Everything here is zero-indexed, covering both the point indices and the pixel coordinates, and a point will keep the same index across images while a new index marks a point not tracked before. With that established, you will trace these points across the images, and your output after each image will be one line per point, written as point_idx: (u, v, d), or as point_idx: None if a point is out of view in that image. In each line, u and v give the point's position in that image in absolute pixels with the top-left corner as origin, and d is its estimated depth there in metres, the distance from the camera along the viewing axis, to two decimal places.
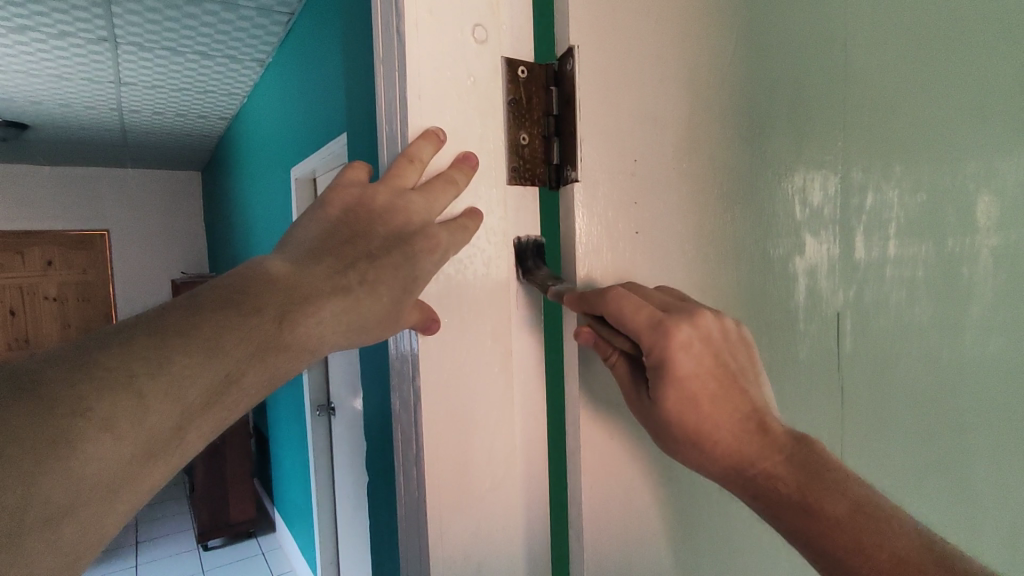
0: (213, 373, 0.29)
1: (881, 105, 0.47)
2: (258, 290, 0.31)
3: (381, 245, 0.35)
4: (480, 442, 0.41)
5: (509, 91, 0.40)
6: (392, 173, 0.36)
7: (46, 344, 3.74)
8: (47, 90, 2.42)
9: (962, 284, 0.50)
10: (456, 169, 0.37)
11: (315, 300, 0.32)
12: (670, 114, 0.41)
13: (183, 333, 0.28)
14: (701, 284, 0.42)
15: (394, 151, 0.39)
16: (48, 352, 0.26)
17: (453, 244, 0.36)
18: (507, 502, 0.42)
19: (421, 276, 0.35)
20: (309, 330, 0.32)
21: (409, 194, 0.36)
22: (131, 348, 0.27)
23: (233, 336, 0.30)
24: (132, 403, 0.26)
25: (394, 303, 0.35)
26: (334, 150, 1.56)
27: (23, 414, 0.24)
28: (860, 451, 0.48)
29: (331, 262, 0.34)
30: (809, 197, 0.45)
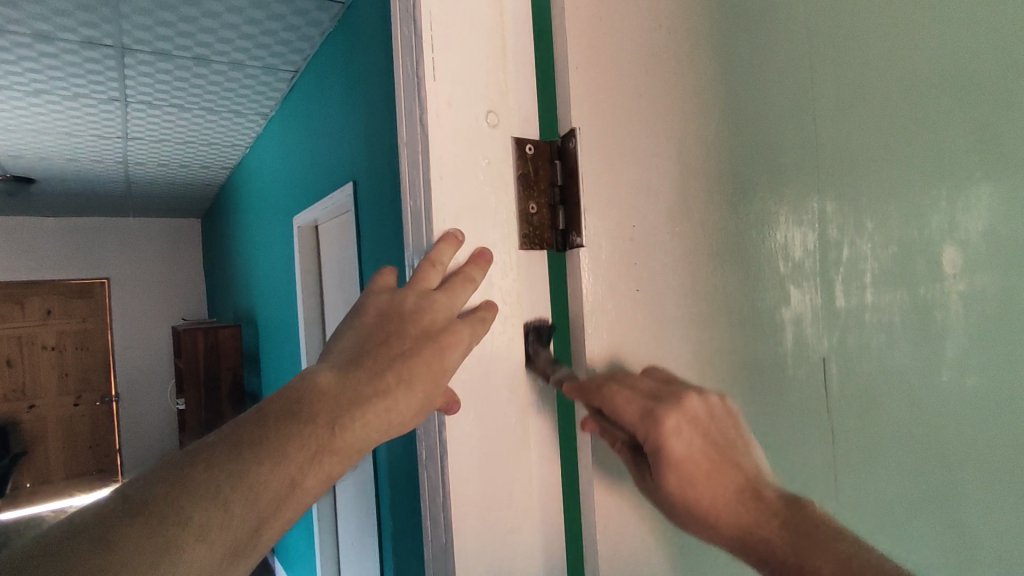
0: (280, 480, 0.33)
1: (851, 167, 0.52)
2: (309, 400, 0.36)
3: (413, 344, 0.39)
4: (501, 496, 0.44)
5: (518, 167, 0.45)
6: (417, 277, 0.40)
7: (44, 397, 3.73)
8: (56, 147, 2.49)
9: (936, 326, 0.55)
10: (474, 265, 0.42)
11: (358, 402, 0.37)
12: (662, 183, 0.46)
13: (252, 448, 0.33)
14: (697, 334, 0.46)
15: (421, 238, 0.44)
16: (149, 471, 0.32)
17: (475, 337, 0.40)
18: (528, 549, 0.45)
19: (448, 367, 0.39)
20: (357, 431, 0.36)
21: (433, 293, 0.40)
22: (215, 464, 0.32)
23: (292, 446, 0.34)
24: (217, 511, 0.31)
25: (427, 398, 0.38)
26: (339, 201, 1.62)
27: (133, 530, 0.29)
28: (852, 486, 0.51)
29: (369, 365, 0.38)
30: (791, 252, 0.50)
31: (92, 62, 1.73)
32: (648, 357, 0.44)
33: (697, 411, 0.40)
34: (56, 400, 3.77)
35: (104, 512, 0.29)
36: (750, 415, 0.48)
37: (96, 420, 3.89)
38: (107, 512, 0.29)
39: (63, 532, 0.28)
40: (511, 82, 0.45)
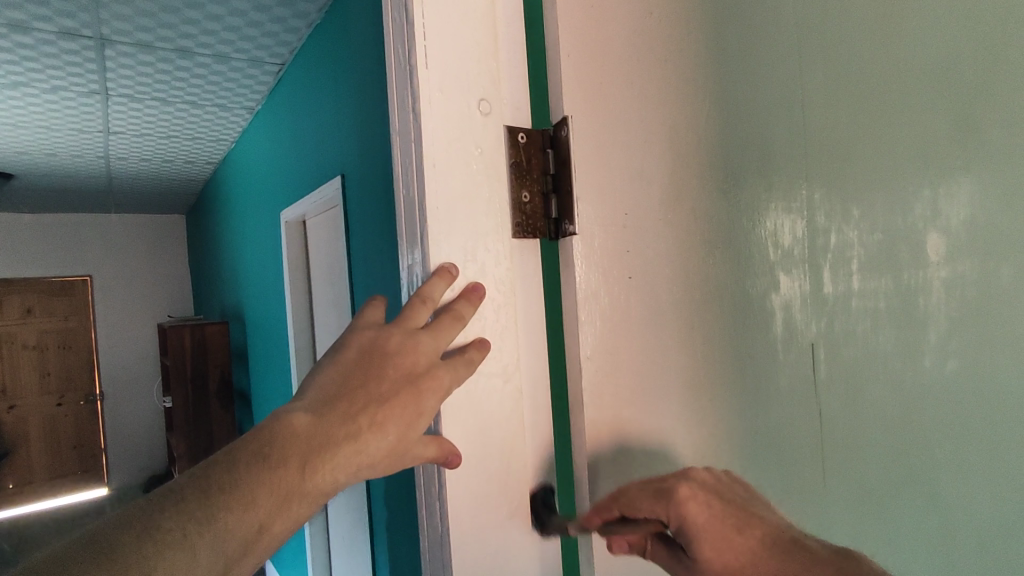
0: (248, 524, 0.34)
1: (838, 155, 0.53)
2: (282, 443, 0.36)
3: (389, 388, 0.39)
4: (494, 498, 0.44)
5: (511, 154, 0.45)
6: (406, 314, 0.41)
7: (25, 396, 3.65)
8: (35, 141, 2.45)
9: (920, 311, 0.56)
10: (464, 302, 0.42)
11: (329, 446, 0.37)
12: (654, 171, 0.46)
13: (221, 493, 0.34)
14: (688, 320, 0.47)
15: (414, 231, 0.44)
16: (118, 514, 0.32)
17: (455, 382, 0.40)
18: (521, 547, 0.45)
19: (424, 412, 0.39)
20: (326, 474, 0.37)
21: (418, 333, 0.40)
22: (183, 512, 0.32)
23: (262, 491, 0.35)
24: (183, 561, 0.31)
25: (400, 439, 0.39)
26: (326, 195, 1.60)
27: None
28: (839, 467, 0.53)
29: (345, 408, 0.38)
30: (780, 240, 0.50)
31: (72, 54, 1.70)
32: (640, 342, 0.45)
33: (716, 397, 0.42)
34: (38, 399, 3.70)
35: (72, 556, 0.30)
36: (740, 398, 0.49)
37: (79, 419, 3.84)
38: (73, 557, 0.30)
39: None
40: (503, 71, 0.45)
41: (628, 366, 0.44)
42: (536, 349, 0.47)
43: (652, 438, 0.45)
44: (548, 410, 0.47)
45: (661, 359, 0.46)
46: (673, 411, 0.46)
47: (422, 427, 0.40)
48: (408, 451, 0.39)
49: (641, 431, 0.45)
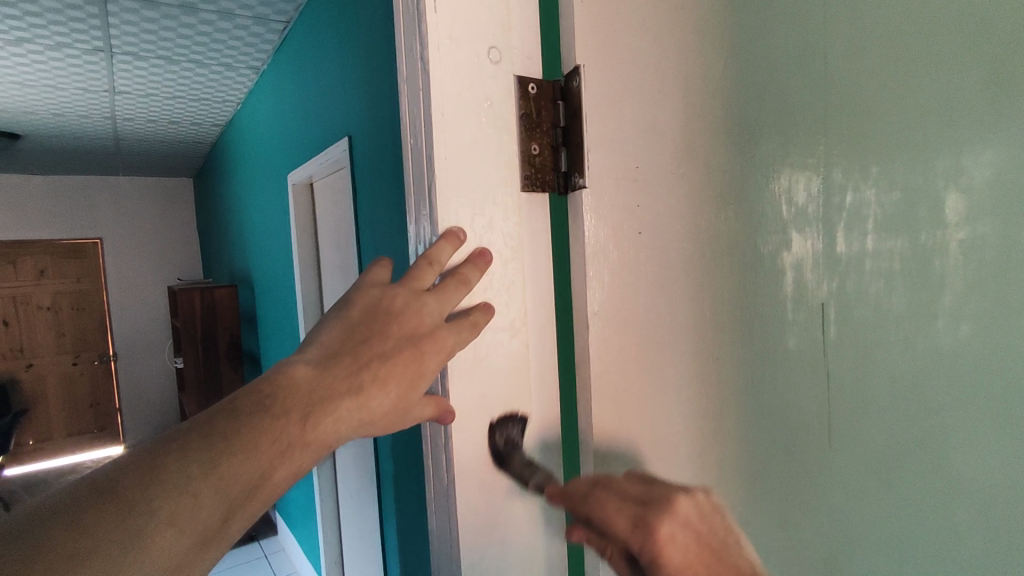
0: (252, 469, 0.34)
1: (859, 110, 0.51)
2: (284, 395, 0.36)
3: (393, 346, 0.39)
4: (504, 453, 0.44)
5: (521, 107, 0.44)
6: (412, 275, 0.40)
7: (41, 356, 3.74)
8: (41, 100, 2.42)
9: (934, 273, 0.55)
10: (471, 267, 0.42)
11: (331, 399, 0.37)
12: (666, 123, 0.45)
13: (224, 438, 0.33)
14: (698, 277, 0.46)
15: (421, 188, 0.43)
16: (121, 458, 0.32)
17: (459, 344, 0.41)
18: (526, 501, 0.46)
19: (426, 372, 0.40)
20: (329, 426, 0.37)
21: (424, 295, 0.40)
22: (188, 454, 0.32)
23: (265, 437, 0.34)
24: (187, 502, 0.31)
25: (402, 396, 0.40)
26: (333, 156, 1.59)
27: (102, 513, 0.29)
28: (844, 426, 0.52)
29: (348, 362, 0.38)
30: (794, 197, 0.49)
31: (75, 9, 1.67)
32: (648, 300, 0.45)
33: (688, 515, 0.37)
34: (52, 358, 3.78)
35: (74, 495, 0.29)
36: (747, 357, 0.48)
37: (95, 379, 3.92)
38: (76, 495, 0.29)
39: (25, 521, 0.28)
40: (514, 20, 0.44)
41: (633, 323, 0.44)
42: (544, 305, 0.46)
43: (657, 394, 0.45)
44: (554, 372, 0.47)
45: (668, 316, 0.45)
46: (679, 368, 0.46)
47: (426, 385, 0.40)
48: (411, 406, 0.40)
49: (645, 386, 0.45)
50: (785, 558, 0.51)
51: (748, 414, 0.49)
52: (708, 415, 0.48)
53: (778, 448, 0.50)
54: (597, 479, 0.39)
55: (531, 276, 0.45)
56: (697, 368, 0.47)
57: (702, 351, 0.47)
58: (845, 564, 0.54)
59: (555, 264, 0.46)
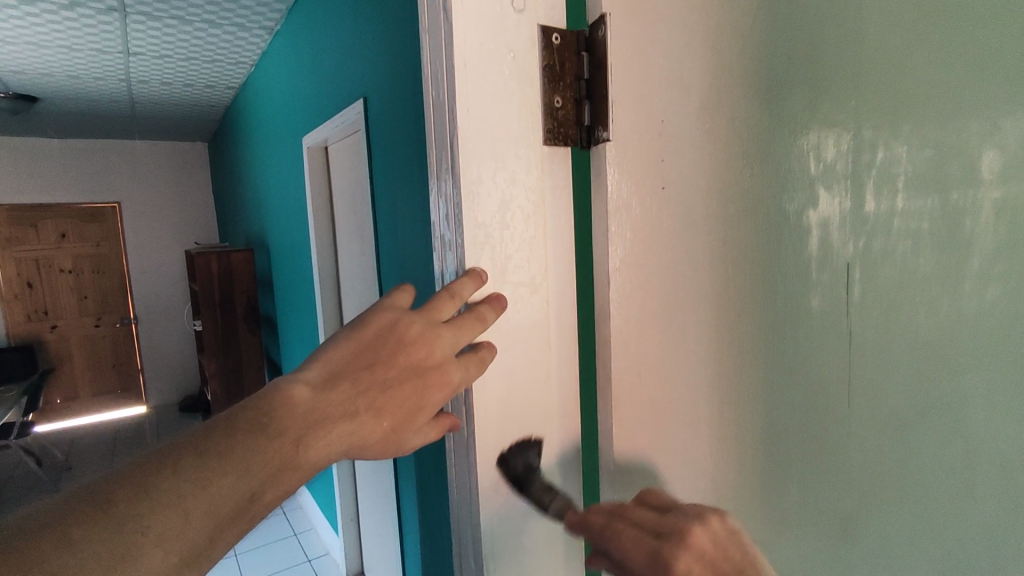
0: (242, 490, 0.33)
1: (894, 64, 0.49)
2: (281, 414, 0.35)
3: (396, 375, 0.39)
4: (521, 424, 0.45)
5: (544, 57, 0.43)
6: (433, 304, 0.41)
7: (65, 317, 3.83)
8: (56, 61, 2.42)
9: (964, 233, 0.54)
10: (488, 307, 0.42)
11: (326, 423, 0.37)
12: (695, 74, 0.44)
13: (217, 457, 0.32)
14: (721, 235, 0.46)
15: (443, 142, 0.42)
16: (112, 471, 0.31)
17: (465, 379, 0.41)
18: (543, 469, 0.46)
19: (425, 405, 0.40)
20: (319, 449, 0.36)
21: (440, 327, 0.40)
22: (180, 473, 0.31)
23: (258, 459, 0.33)
24: (176, 519, 0.30)
25: (396, 427, 0.40)
26: (348, 120, 1.57)
27: (90, 531, 0.29)
28: (865, 388, 0.52)
29: (347, 388, 0.38)
30: (823, 154, 0.48)
31: None
32: (670, 257, 0.44)
33: (704, 547, 0.34)
34: (76, 320, 3.87)
35: (65, 508, 0.29)
36: (769, 317, 0.48)
37: (117, 340, 4.02)
38: (66, 509, 0.29)
39: (16, 531, 0.28)
40: None
41: (655, 279, 0.44)
42: (564, 275, 0.46)
43: (677, 351, 0.45)
44: (575, 342, 0.47)
45: (690, 273, 0.45)
46: (700, 326, 0.46)
47: (421, 421, 0.41)
48: (405, 439, 0.41)
49: (665, 343, 0.45)
50: (800, 516, 0.52)
51: (768, 373, 0.49)
52: (727, 372, 0.48)
53: (797, 409, 0.50)
54: (615, 509, 0.38)
55: (551, 246, 0.45)
56: (718, 326, 0.47)
57: (723, 310, 0.47)
58: (860, 524, 0.55)
59: (576, 232, 0.47)
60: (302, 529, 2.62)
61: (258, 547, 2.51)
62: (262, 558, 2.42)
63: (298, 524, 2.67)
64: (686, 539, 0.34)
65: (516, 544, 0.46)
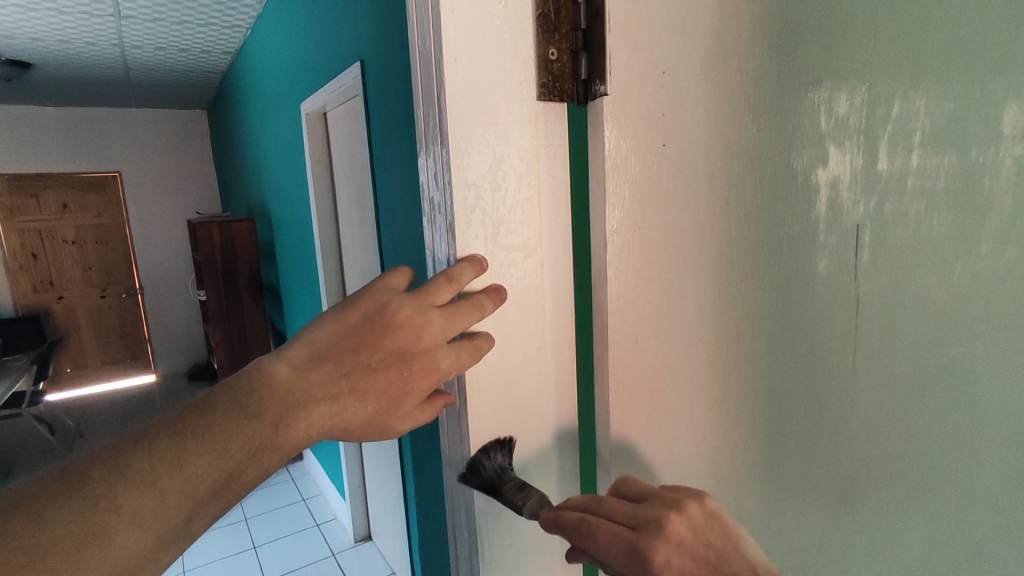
0: (218, 470, 0.32)
1: (915, 10, 0.46)
2: (260, 393, 0.34)
3: (380, 360, 0.38)
4: (516, 397, 0.44)
5: (537, 6, 0.40)
6: (428, 287, 0.38)
7: (71, 288, 3.85)
8: (46, 25, 2.36)
9: (982, 193, 0.51)
10: (486, 295, 0.40)
11: (308, 403, 0.36)
12: (699, 20, 0.41)
13: (194, 436, 0.32)
14: (725, 194, 0.43)
15: (430, 96, 0.40)
16: (91, 449, 0.31)
17: (453, 368, 0.39)
18: (537, 437, 0.45)
19: (411, 391, 0.39)
20: (300, 430, 0.36)
21: (432, 311, 0.38)
22: (156, 453, 0.31)
23: (235, 439, 0.33)
24: (152, 499, 0.30)
25: (379, 412, 0.38)
26: (346, 84, 1.53)
27: (63, 509, 0.28)
28: (871, 354, 0.51)
29: (331, 368, 0.37)
30: (835, 108, 0.45)
31: None
32: (670, 218, 0.42)
33: (682, 535, 0.34)
34: (82, 291, 3.89)
35: (40, 486, 0.29)
36: (773, 281, 0.46)
37: (123, 310, 4.04)
38: (40, 487, 0.29)
39: None
40: None
41: (654, 242, 0.42)
42: (561, 243, 0.44)
43: (676, 317, 0.44)
44: (571, 312, 0.46)
45: (691, 235, 0.43)
46: (700, 289, 0.44)
47: (405, 409, 0.39)
48: (389, 424, 0.39)
49: (664, 309, 0.43)
50: (800, 482, 0.51)
51: (771, 339, 0.47)
52: (728, 338, 0.46)
53: (799, 376, 0.49)
54: (587, 503, 0.37)
55: (551, 209, 0.43)
56: (719, 291, 0.45)
57: (724, 273, 0.45)
58: (862, 492, 0.53)
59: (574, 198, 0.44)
60: (310, 494, 2.67)
61: (266, 511, 2.56)
62: (271, 522, 2.47)
63: (305, 489, 2.72)
64: (664, 527, 0.34)
65: (510, 515, 0.45)
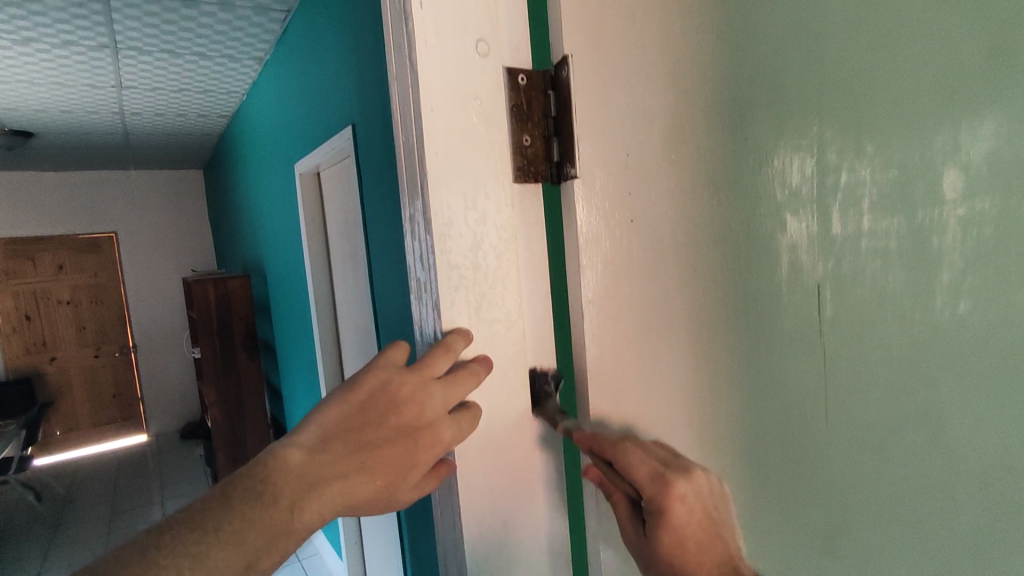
0: (238, 559, 0.35)
1: (854, 88, 0.50)
2: (275, 480, 0.36)
3: (386, 436, 0.40)
4: (503, 463, 0.46)
5: (511, 98, 0.44)
6: (426, 361, 0.41)
7: (64, 348, 3.83)
8: (49, 97, 2.45)
9: (932, 250, 0.55)
10: (478, 364, 0.43)
11: (319, 484, 0.37)
12: (658, 107, 0.45)
13: (212, 531, 0.34)
14: (691, 262, 0.47)
15: (415, 183, 0.43)
16: (116, 548, 0.33)
17: (457, 436, 0.42)
18: (527, 500, 0.47)
19: (417, 463, 0.40)
20: (314, 510, 0.37)
21: (433, 384, 0.41)
22: (180, 548, 0.34)
23: (252, 528, 0.35)
24: None
25: (388, 485, 0.40)
26: (339, 146, 1.60)
27: None
28: (842, 405, 0.53)
29: (339, 449, 0.38)
30: (788, 178, 0.49)
31: (79, 7, 1.69)
32: (641, 286, 0.45)
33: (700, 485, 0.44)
34: (75, 351, 3.87)
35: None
36: (742, 340, 0.49)
37: (116, 370, 4.02)
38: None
39: None
40: (502, 11, 0.44)
41: (628, 308, 0.45)
42: (541, 314, 0.47)
43: (652, 378, 0.46)
44: (554, 378, 0.48)
45: (662, 301, 0.46)
46: (673, 352, 0.47)
47: (412, 478, 0.41)
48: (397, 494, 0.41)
49: (641, 372, 0.46)
50: (780, 530, 0.53)
51: (744, 395, 0.50)
52: (703, 394, 0.49)
53: (776, 431, 0.51)
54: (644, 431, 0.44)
55: (528, 280, 0.46)
56: (692, 352, 0.48)
57: (695, 335, 0.47)
58: (844, 541, 0.55)
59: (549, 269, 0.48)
60: (305, 553, 2.61)
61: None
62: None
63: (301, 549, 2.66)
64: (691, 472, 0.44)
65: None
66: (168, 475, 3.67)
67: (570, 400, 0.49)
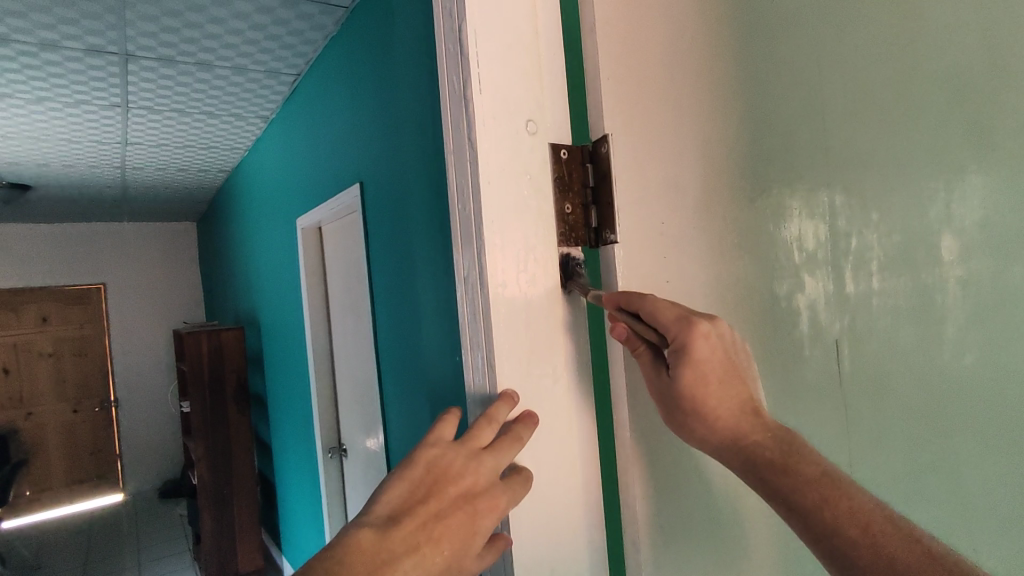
0: None
1: (858, 162, 0.56)
2: (351, 558, 0.37)
3: (447, 507, 0.42)
4: (548, 519, 0.47)
5: (555, 171, 0.48)
6: (472, 434, 0.44)
7: (42, 403, 3.72)
8: (53, 153, 2.49)
9: (935, 307, 0.59)
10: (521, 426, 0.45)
11: (393, 559, 0.39)
12: (688, 180, 0.50)
13: None
14: (722, 321, 0.50)
15: (470, 248, 0.47)
16: None
17: (511, 500, 0.43)
18: (574, 552, 0.49)
19: (479, 529, 0.42)
20: None
21: (482, 454, 0.43)
22: None
23: None
24: None
25: (455, 555, 0.41)
26: (344, 203, 1.64)
27: None
28: (864, 455, 0.56)
29: (408, 524, 0.40)
30: (804, 243, 0.54)
31: (97, 69, 1.75)
32: None
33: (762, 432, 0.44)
34: (54, 405, 3.76)
35: None
36: (771, 394, 0.52)
37: (95, 425, 3.90)
38: None
39: None
40: (546, 94, 0.49)
41: None
42: (582, 371, 0.50)
43: None
44: (595, 432, 0.51)
45: None
46: None
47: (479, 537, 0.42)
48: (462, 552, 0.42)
49: None
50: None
51: None
52: None
53: None
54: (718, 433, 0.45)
55: (571, 340, 0.49)
56: None
57: None
58: None
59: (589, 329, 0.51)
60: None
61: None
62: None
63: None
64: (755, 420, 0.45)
65: None
66: (145, 536, 3.53)
67: (609, 452, 0.51)
